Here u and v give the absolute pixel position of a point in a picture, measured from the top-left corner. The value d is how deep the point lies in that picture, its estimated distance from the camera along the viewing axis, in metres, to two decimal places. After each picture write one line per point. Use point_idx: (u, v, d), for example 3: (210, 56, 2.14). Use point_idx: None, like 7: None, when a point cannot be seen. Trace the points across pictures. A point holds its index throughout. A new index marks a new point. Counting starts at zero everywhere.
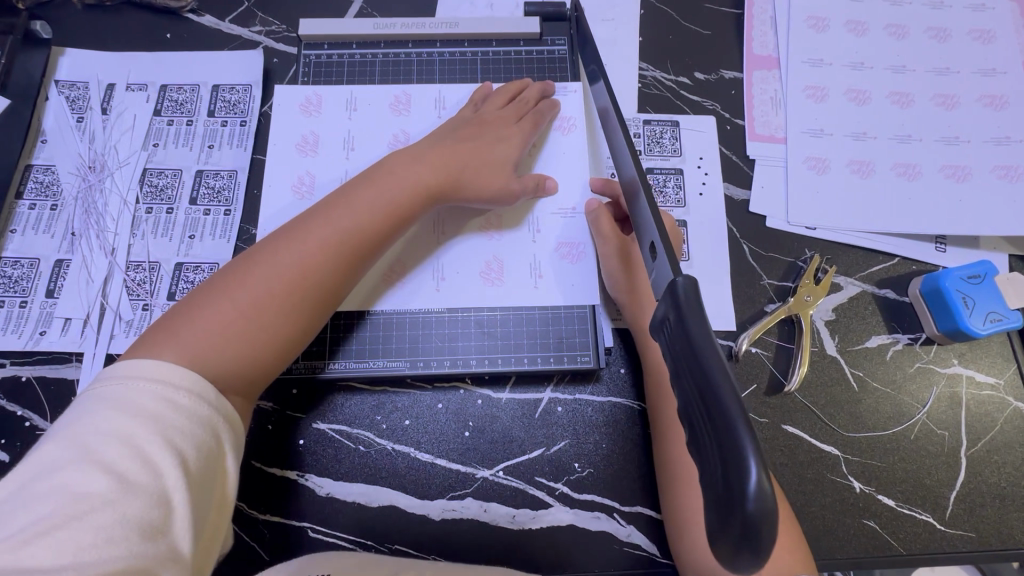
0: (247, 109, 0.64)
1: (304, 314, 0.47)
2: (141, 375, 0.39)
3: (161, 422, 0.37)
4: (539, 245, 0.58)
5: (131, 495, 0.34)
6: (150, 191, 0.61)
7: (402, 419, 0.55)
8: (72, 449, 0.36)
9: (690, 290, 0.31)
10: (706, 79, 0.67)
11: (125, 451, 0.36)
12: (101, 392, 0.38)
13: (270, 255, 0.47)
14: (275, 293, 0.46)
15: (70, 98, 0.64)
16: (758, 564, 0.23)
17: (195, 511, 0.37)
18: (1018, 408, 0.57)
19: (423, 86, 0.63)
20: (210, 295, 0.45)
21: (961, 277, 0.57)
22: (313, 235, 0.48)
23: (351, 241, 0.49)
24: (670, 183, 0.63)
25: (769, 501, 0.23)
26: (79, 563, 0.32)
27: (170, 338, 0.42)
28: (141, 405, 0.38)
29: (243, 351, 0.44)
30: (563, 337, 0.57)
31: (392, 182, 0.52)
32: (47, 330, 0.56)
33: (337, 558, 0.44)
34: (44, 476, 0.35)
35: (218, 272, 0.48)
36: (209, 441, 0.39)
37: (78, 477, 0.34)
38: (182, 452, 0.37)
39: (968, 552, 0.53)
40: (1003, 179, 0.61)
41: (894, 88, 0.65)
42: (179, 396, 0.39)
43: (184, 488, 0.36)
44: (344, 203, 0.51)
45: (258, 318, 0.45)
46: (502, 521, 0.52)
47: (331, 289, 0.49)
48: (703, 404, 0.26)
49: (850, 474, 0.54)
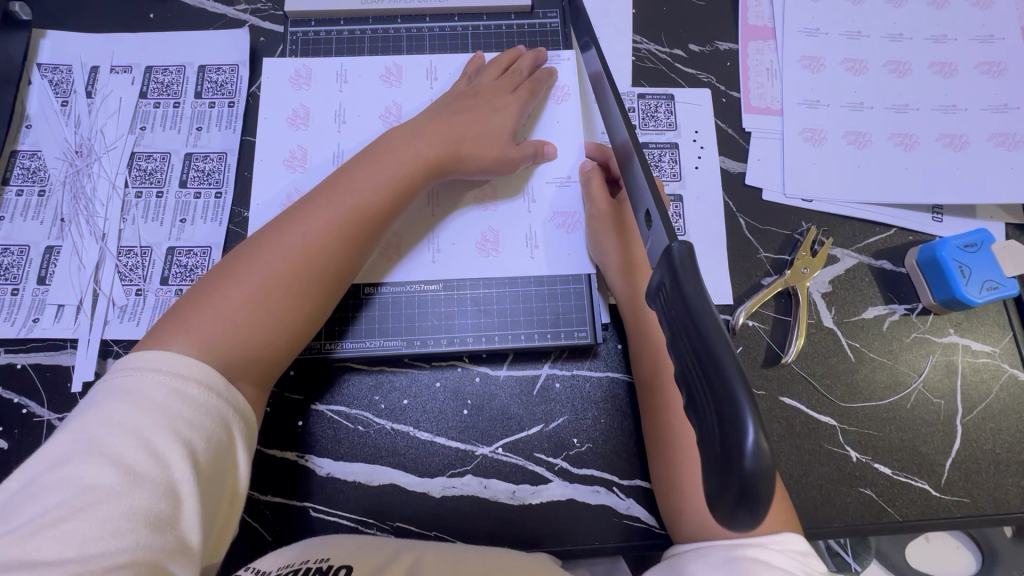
0: (234, 90, 0.63)
1: (313, 297, 0.47)
2: (151, 366, 0.39)
3: (171, 414, 0.37)
4: (535, 215, 0.58)
5: (140, 488, 0.34)
6: (140, 174, 0.60)
7: (400, 399, 0.55)
8: (82, 440, 0.36)
9: (686, 257, 0.30)
10: (700, 51, 0.66)
11: (133, 443, 0.35)
12: (113, 383, 0.38)
13: (275, 237, 0.47)
14: (282, 276, 0.46)
15: (53, 82, 0.63)
16: (754, 523, 0.23)
17: (204, 504, 0.37)
18: (1013, 376, 0.57)
19: (414, 57, 0.62)
20: (217, 281, 0.45)
21: (958, 246, 0.57)
22: (317, 216, 0.48)
23: (356, 220, 0.49)
24: (665, 158, 0.62)
25: (766, 459, 0.23)
26: (84, 555, 0.32)
27: (180, 327, 0.42)
28: (151, 397, 0.37)
29: (253, 337, 0.44)
30: (560, 313, 0.56)
31: (391, 160, 0.52)
32: (40, 317, 0.56)
33: (339, 543, 0.45)
34: (53, 468, 0.35)
35: (224, 258, 0.48)
36: (219, 433, 0.39)
37: (84, 470, 0.34)
38: (192, 445, 0.37)
39: (963, 516, 0.54)
40: (1000, 147, 0.61)
41: (891, 56, 0.64)
42: (189, 388, 0.39)
43: (193, 480, 0.36)
44: (344, 182, 0.50)
45: (267, 301, 0.45)
46: (503, 497, 0.53)
47: (337, 270, 0.48)
48: (702, 368, 0.26)
49: (847, 444, 0.55)
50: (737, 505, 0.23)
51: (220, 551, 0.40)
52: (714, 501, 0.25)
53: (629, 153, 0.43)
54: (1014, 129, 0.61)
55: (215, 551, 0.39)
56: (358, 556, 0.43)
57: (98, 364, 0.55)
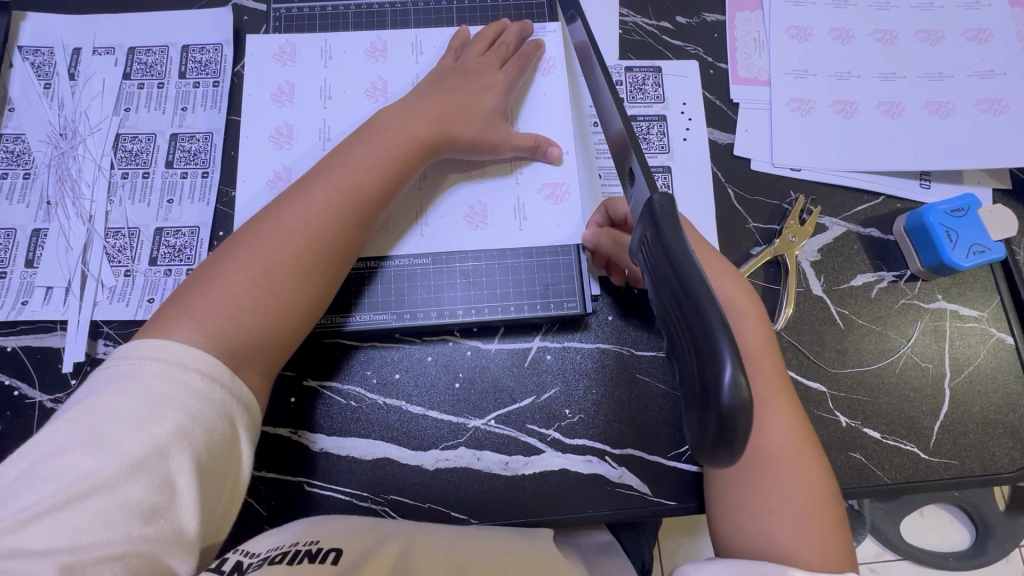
0: (218, 69, 0.63)
1: (318, 279, 0.47)
2: (154, 355, 0.39)
3: (175, 405, 0.37)
4: (522, 187, 0.58)
5: (138, 479, 0.34)
6: (125, 156, 0.60)
7: (392, 374, 0.55)
8: (82, 428, 0.35)
9: (666, 207, 0.33)
10: (687, 23, 0.66)
11: (134, 433, 0.35)
12: (117, 371, 0.38)
13: (275, 221, 0.47)
14: (286, 259, 0.45)
15: (35, 64, 0.62)
16: (735, 450, 0.26)
17: (202, 494, 0.37)
18: (1000, 339, 0.58)
19: (399, 32, 0.62)
20: (219, 267, 0.45)
21: (944, 210, 0.57)
22: (317, 198, 0.48)
23: (356, 201, 0.49)
24: (653, 130, 0.62)
25: (742, 392, 0.25)
26: (77, 545, 0.32)
27: (184, 313, 0.42)
28: (154, 387, 0.37)
29: (260, 322, 0.44)
30: (549, 284, 0.57)
31: (386, 139, 0.52)
32: (29, 299, 0.56)
33: (334, 522, 0.45)
34: (50, 457, 0.34)
35: (224, 243, 0.48)
36: (222, 426, 0.39)
37: (79, 460, 0.34)
38: (193, 438, 0.37)
39: (951, 478, 0.54)
40: (986, 112, 0.61)
41: (878, 25, 0.64)
42: (192, 379, 0.39)
43: (192, 472, 0.36)
44: (342, 162, 0.50)
45: (270, 284, 0.45)
46: (495, 468, 0.53)
47: (339, 252, 0.48)
48: (686, 325, 0.28)
49: (836, 409, 0.55)
50: (716, 445, 0.26)
51: (226, 528, 0.41)
52: (698, 440, 0.28)
53: (623, 143, 0.43)
54: (1001, 95, 0.61)
55: (218, 532, 0.40)
56: (352, 538, 0.43)
57: (88, 345, 0.55)
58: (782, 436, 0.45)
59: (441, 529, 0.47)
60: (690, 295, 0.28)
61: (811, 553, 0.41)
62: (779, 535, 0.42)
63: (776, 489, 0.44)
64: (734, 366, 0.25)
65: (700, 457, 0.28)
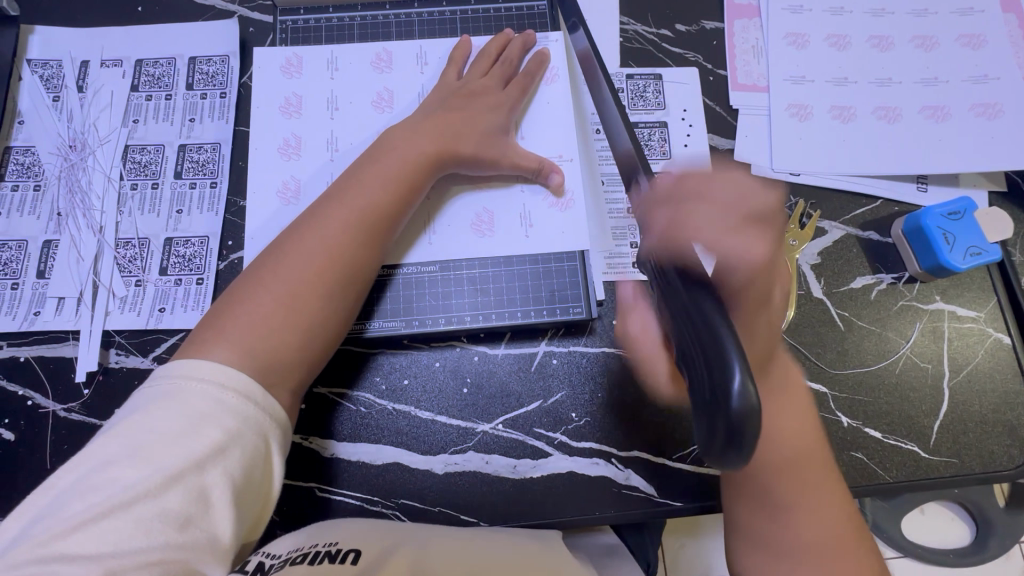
0: (226, 80, 0.63)
1: (340, 297, 0.49)
2: (193, 375, 0.42)
3: (213, 422, 0.40)
4: (528, 194, 0.59)
5: (176, 492, 0.38)
6: (134, 167, 0.61)
7: (401, 379, 0.56)
8: (128, 444, 0.39)
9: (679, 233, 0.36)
10: (687, 31, 0.67)
11: (174, 449, 0.38)
12: (159, 389, 0.41)
13: (297, 243, 0.49)
14: (309, 279, 0.48)
15: (44, 77, 0.63)
16: (746, 453, 0.27)
17: (236, 503, 0.40)
18: (997, 339, 0.59)
19: (403, 43, 0.63)
20: (248, 290, 0.48)
21: (942, 213, 0.58)
22: (334, 219, 0.50)
23: (371, 219, 0.51)
24: (654, 137, 0.63)
25: (751, 399, 0.27)
26: (118, 551, 0.35)
27: (219, 336, 0.45)
28: (194, 406, 0.40)
29: (287, 341, 0.47)
30: (554, 290, 0.57)
31: (395, 157, 0.54)
32: (41, 310, 0.56)
33: (348, 527, 0.46)
34: (98, 470, 0.37)
35: (250, 266, 0.50)
36: (255, 442, 0.41)
37: (123, 473, 0.37)
38: (227, 453, 0.40)
39: (951, 476, 0.55)
40: (981, 116, 0.62)
41: (874, 31, 0.65)
42: (229, 398, 0.42)
43: (226, 485, 0.39)
44: (355, 182, 0.52)
45: (297, 305, 0.47)
46: (503, 472, 0.54)
47: (360, 269, 0.51)
48: (697, 340, 0.30)
49: (838, 410, 0.56)
50: (721, 449, 0.28)
51: (260, 528, 0.45)
52: (708, 447, 0.29)
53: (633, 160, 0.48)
54: (995, 99, 0.62)
55: (252, 534, 0.44)
56: (368, 540, 0.44)
57: (100, 355, 0.55)
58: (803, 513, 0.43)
59: (452, 531, 0.48)
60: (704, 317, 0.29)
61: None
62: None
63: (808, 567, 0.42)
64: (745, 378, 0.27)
65: (712, 464, 0.29)
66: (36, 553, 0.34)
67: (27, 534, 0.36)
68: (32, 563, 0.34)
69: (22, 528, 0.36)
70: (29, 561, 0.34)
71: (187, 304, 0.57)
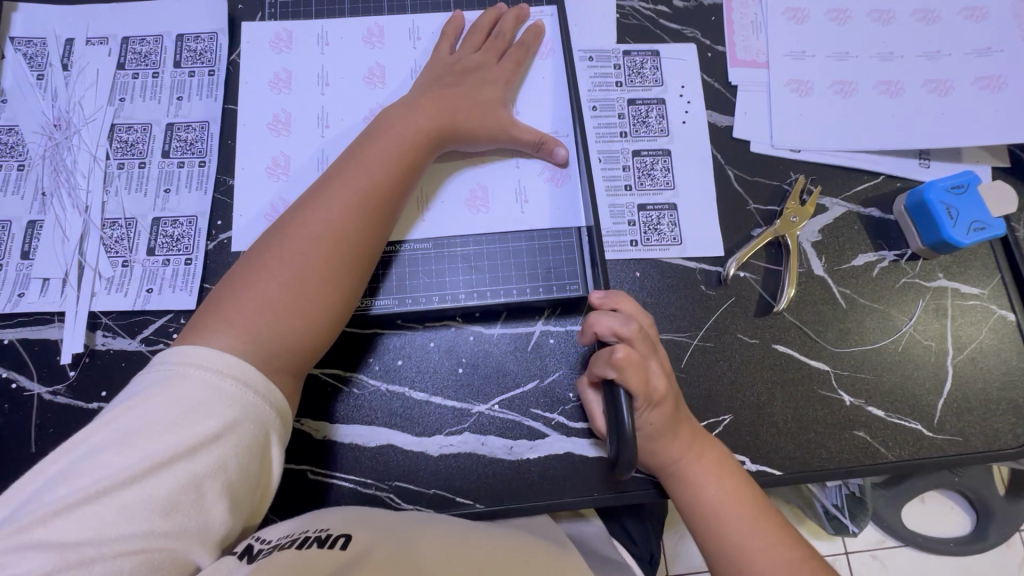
0: (214, 58, 0.62)
1: (347, 281, 0.48)
2: (192, 362, 0.41)
3: (209, 411, 0.39)
4: (524, 171, 0.58)
5: (167, 482, 0.37)
6: (121, 146, 0.59)
7: (395, 360, 0.55)
8: (121, 430, 0.37)
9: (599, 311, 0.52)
10: (685, 6, 0.65)
11: (169, 437, 0.37)
12: (156, 375, 0.40)
13: (300, 226, 0.48)
14: (314, 261, 0.47)
15: (27, 55, 0.61)
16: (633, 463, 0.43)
17: (229, 493, 0.39)
18: (1002, 316, 0.58)
19: (395, 18, 0.61)
20: (252, 274, 0.47)
21: (945, 187, 0.57)
22: (336, 200, 0.49)
23: (373, 200, 0.50)
24: (652, 114, 0.62)
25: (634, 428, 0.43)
26: (98, 539, 0.34)
27: (222, 321, 0.44)
28: (191, 393, 0.39)
29: (294, 325, 0.46)
30: (551, 267, 0.56)
31: (395, 135, 0.53)
32: (25, 292, 0.55)
33: (340, 513, 0.46)
34: (87, 456, 0.37)
35: (251, 250, 0.49)
36: (252, 431, 0.40)
37: (111, 458, 0.36)
38: (223, 442, 0.39)
39: (956, 455, 0.54)
40: (984, 90, 0.61)
41: (875, 5, 0.63)
42: (226, 385, 0.41)
43: (219, 475, 0.38)
44: (355, 162, 0.51)
45: (303, 289, 0.46)
46: (500, 453, 0.53)
47: (365, 252, 0.50)
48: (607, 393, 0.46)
49: (840, 388, 0.55)
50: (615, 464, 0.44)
51: (257, 515, 0.44)
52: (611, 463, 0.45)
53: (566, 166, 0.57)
54: (998, 72, 0.61)
55: (251, 519, 0.43)
56: (356, 526, 0.44)
57: (87, 336, 0.54)
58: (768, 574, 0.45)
59: (442, 521, 0.47)
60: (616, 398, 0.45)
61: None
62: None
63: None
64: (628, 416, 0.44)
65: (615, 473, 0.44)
66: (14, 539, 0.33)
67: (11, 518, 0.35)
68: (13, 548, 0.33)
69: (3, 513, 0.35)
70: (9, 547, 0.33)
71: (176, 285, 0.56)
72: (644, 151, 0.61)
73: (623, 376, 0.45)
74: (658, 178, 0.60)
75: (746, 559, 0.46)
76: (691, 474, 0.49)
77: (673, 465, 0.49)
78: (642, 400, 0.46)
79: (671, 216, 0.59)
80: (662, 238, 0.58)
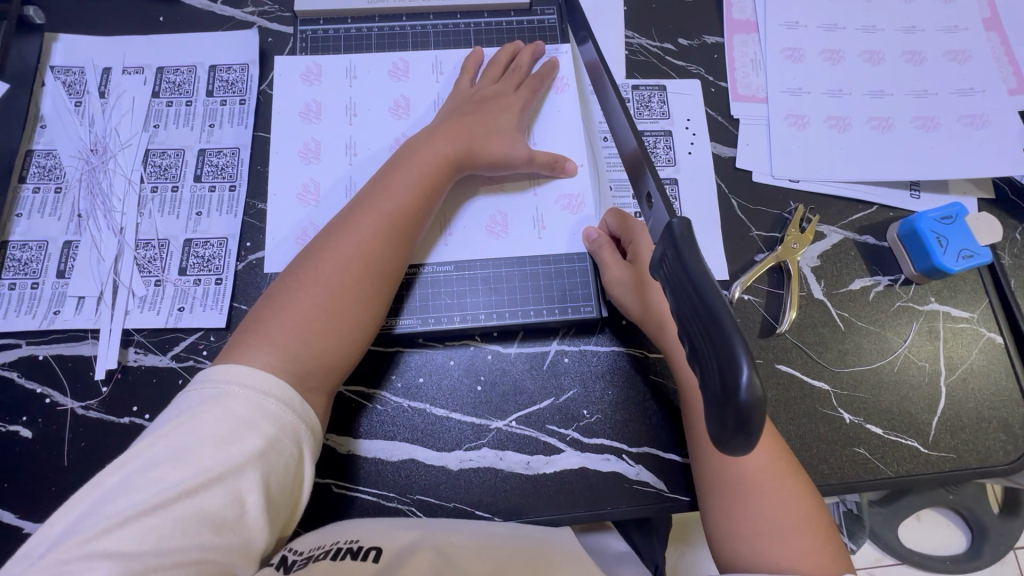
0: (245, 88, 0.65)
1: (376, 299, 0.51)
2: (237, 381, 0.43)
3: (253, 429, 0.41)
4: (541, 198, 0.61)
5: (217, 497, 0.39)
6: (155, 170, 0.62)
7: (417, 377, 0.57)
8: (172, 445, 0.40)
9: (685, 230, 0.35)
10: (689, 45, 0.70)
11: (217, 454, 0.40)
12: (203, 393, 0.43)
13: (332, 250, 0.51)
14: (346, 282, 0.50)
15: (67, 83, 0.65)
16: (751, 442, 0.29)
17: (268, 510, 0.41)
18: (991, 339, 0.61)
19: (419, 53, 0.65)
20: (289, 295, 0.49)
21: (934, 218, 0.60)
22: (365, 225, 0.52)
23: (399, 224, 0.53)
24: (660, 145, 0.66)
25: (758, 393, 0.28)
26: (158, 550, 0.36)
27: (262, 340, 0.47)
28: (236, 411, 0.42)
29: (328, 344, 0.48)
30: (565, 290, 0.59)
31: (417, 161, 0.56)
32: (61, 309, 0.57)
33: (366, 523, 0.48)
34: (143, 469, 0.39)
35: (285, 272, 0.52)
36: (290, 450, 0.43)
37: (166, 474, 0.38)
38: (265, 459, 0.41)
39: (950, 471, 0.57)
40: (969, 127, 0.65)
41: (867, 46, 0.68)
42: (268, 404, 0.43)
43: (261, 492, 0.41)
44: (382, 189, 0.54)
45: (337, 309, 0.49)
46: (517, 468, 0.55)
47: (392, 273, 0.53)
48: (703, 330, 0.31)
49: (840, 407, 0.58)
50: (717, 440, 0.30)
51: (288, 529, 0.46)
52: (714, 434, 0.30)
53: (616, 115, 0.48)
54: (982, 111, 0.66)
55: (284, 533, 0.45)
56: (384, 536, 0.46)
57: (120, 353, 0.56)
58: (760, 459, 0.49)
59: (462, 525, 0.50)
60: (710, 306, 0.31)
61: (810, 561, 0.44)
62: (771, 550, 0.45)
63: (764, 501, 0.47)
64: (750, 369, 0.28)
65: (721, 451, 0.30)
66: (84, 548, 0.35)
67: (73, 527, 0.36)
68: (76, 557, 0.35)
69: (65, 523, 0.37)
70: (78, 554, 0.35)
71: (206, 303, 0.58)
72: None
73: None
74: None
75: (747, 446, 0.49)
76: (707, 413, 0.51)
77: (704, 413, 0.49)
78: None
79: None
80: None
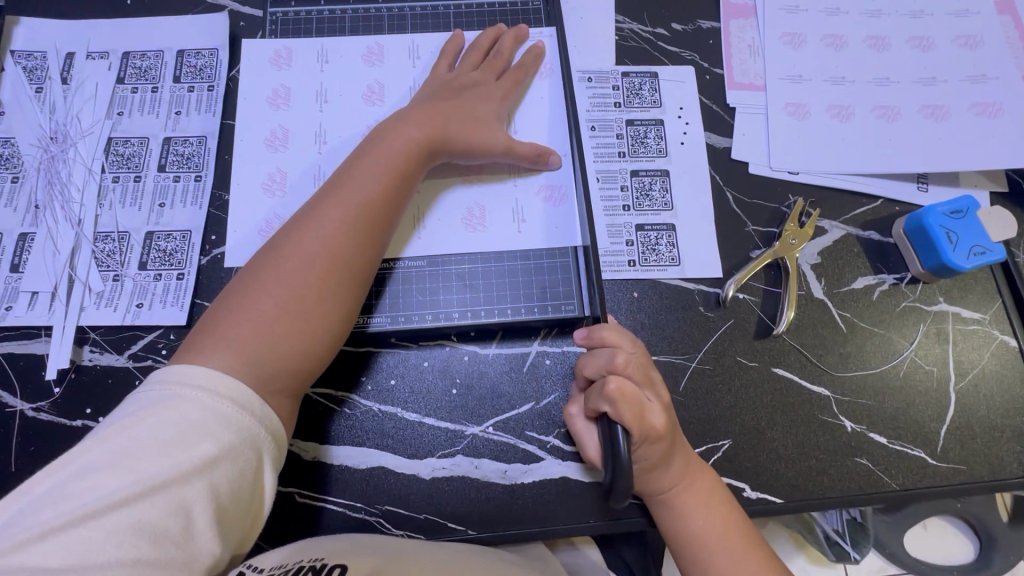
0: (213, 74, 0.62)
1: (344, 296, 0.48)
2: (189, 382, 0.40)
3: (205, 433, 0.38)
4: (522, 189, 0.58)
5: (157, 506, 0.35)
6: (117, 160, 0.59)
7: (388, 380, 0.54)
8: (115, 450, 0.36)
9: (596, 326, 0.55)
10: (683, 29, 0.66)
11: (163, 460, 0.36)
12: (153, 396, 0.39)
13: (295, 244, 0.48)
14: (310, 280, 0.47)
15: (27, 68, 0.62)
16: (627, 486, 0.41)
17: (219, 522, 0.38)
18: (1004, 342, 0.57)
19: (396, 36, 0.62)
20: (249, 293, 0.46)
21: (943, 213, 0.56)
22: (331, 217, 0.49)
23: (367, 215, 0.50)
24: (651, 134, 0.62)
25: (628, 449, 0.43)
26: (84, 565, 0.32)
27: (219, 341, 0.43)
28: (187, 414, 0.38)
29: (290, 347, 0.45)
30: (546, 286, 0.56)
31: (387, 149, 0.52)
32: (13, 305, 0.54)
33: (332, 542, 0.45)
34: (77, 476, 0.35)
35: (247, 268, 0.48)
36: (246, 457, 0.39)
37: (103, 479, 0.35)
38: (216, 466, 0.38)
39: (960, 483, 0.53)
40: (981, 116, 0.61)
41: (871, 31, 0.64)
42: (223, 407, 0.40)
43: (210, 502, 0.37)
44: (349, 178, 0.51)
45: (300, 308, 0.46)
46: (494, 477, 0.51)
47: (362, 267, 0.49)
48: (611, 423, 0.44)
49: (841, 414, 0.54)
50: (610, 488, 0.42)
51: (247, 545, 0.42)
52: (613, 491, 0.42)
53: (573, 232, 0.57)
54: (995, 98, 0.61)
55: (240, 549, 0.42)
56: (351, 557, 0.43)
57: (73, 352, 0.53)
58: (710, 528, 0.48)
59: (435, 550, 0.46)
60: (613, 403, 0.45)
61: None
62: None
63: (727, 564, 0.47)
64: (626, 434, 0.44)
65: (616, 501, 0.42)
66: None
67: None
68: None
69: None
70: None
71: (166, 300, 0.55)
72: (642, 171, 0.61)
73: (614, 411, 0.45)
74: (656, 199, 0.60)
75: (707, 554, 0.48)
76: (678, 502, 0.49)
77: (663, 491, 0.49)
78: (638, 435, 0.45)
79: (669, 236, 0.59)
80: (660, 258, 0.58)
